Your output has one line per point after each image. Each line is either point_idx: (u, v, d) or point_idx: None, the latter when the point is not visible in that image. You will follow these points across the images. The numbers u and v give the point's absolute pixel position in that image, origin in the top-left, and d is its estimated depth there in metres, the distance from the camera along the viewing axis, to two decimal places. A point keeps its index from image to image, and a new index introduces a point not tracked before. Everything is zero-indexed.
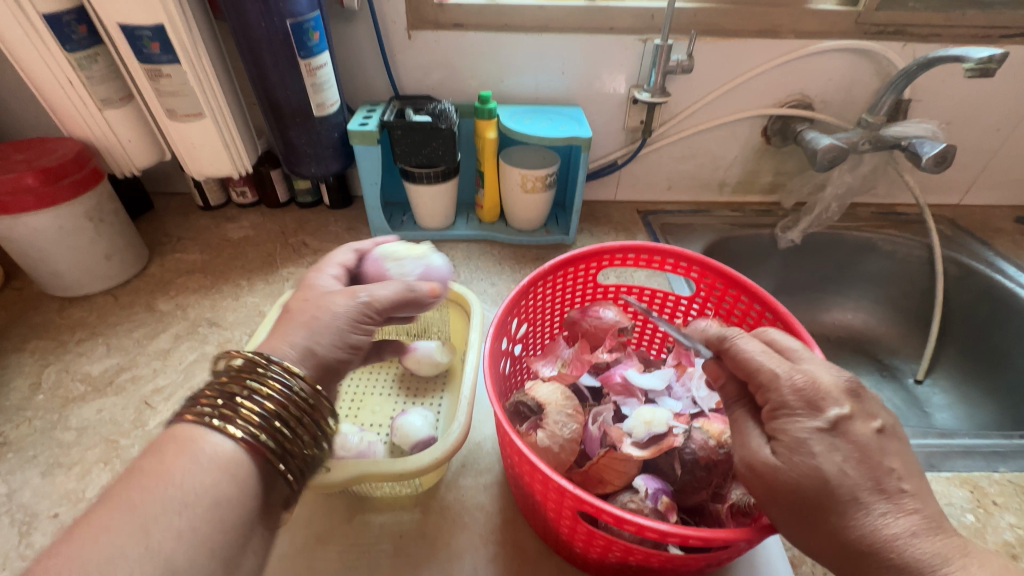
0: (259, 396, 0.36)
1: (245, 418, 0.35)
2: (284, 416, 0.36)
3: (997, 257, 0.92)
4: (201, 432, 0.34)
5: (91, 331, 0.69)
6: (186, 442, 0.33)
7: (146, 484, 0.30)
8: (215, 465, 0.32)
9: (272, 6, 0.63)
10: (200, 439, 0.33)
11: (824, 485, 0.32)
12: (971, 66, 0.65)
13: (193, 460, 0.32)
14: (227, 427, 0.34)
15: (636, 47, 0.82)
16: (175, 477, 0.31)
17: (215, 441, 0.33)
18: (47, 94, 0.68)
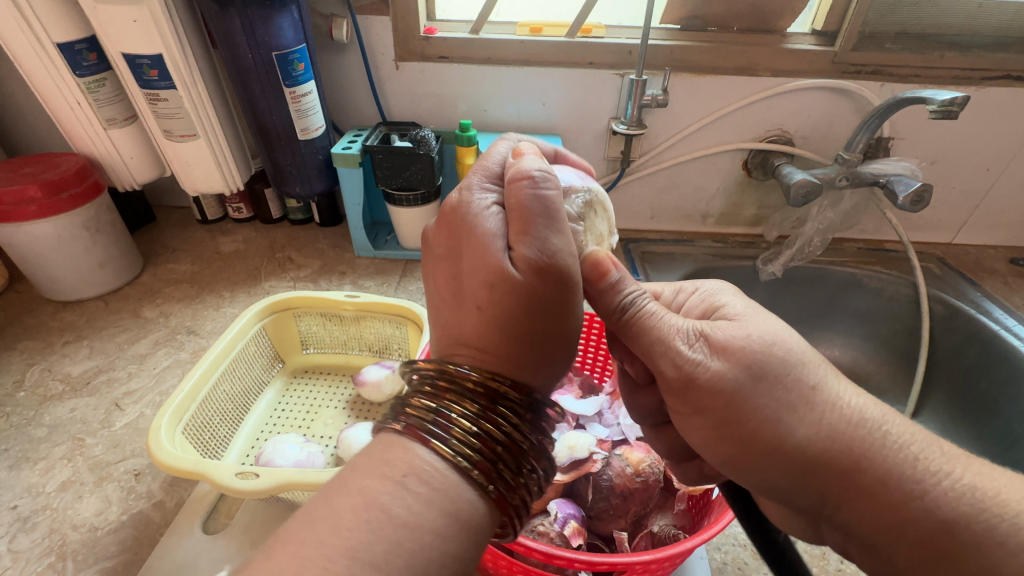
0: (489, 420, 0.31)
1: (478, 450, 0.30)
2: (516, 450, 0.32)
3: (984, 299, 0.88)
4: (430, 460, 0.29)
5: (78, 335, 0.73)
6: (440, 483, 0.29)
7: (384, 525, 0.27)
8: (454, 512, 0.28)
9: (261, 39, 0.68)
10: (444, 474, 0.29)
11: (771, 346, 0.36)
12: (936, 108, 0.67)
13: (430, 498, 0.28)
14: (466, 463, 0.29)
15: (614, 81, 0.84)
16: (416, 516, 0.27)
17: (450, 478, 0.29)
18: (59, 114, 0.74)
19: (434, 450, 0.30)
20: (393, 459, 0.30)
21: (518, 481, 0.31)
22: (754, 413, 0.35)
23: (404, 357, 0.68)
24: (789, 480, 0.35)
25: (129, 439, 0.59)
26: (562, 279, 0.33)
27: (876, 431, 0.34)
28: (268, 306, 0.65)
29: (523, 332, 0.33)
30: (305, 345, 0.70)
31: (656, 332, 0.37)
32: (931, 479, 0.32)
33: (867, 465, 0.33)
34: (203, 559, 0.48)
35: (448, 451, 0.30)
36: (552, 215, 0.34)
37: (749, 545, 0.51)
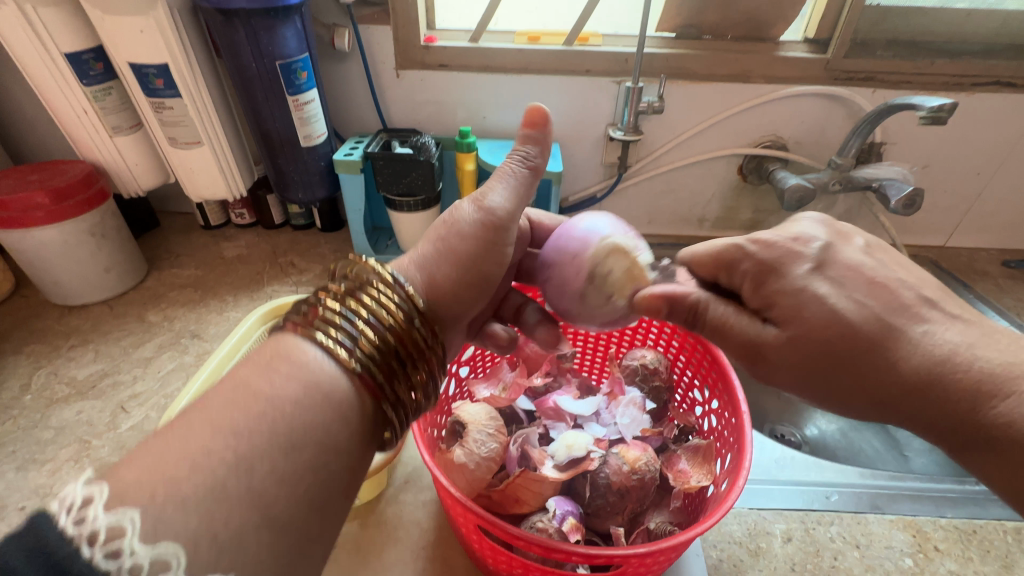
0: (368, 319, 0.36)
1: (361, 348, 0.35)
2: (399, 352, 0.36)
3: (977, 300, 0.89)
4: (301, 349, 0.34)
5: (84, 338, 0.74)
6: (301, 362, 0.33)
7: (254, 405, 0.31)
8: (328, 401, 0.33)
9: (265, 49, 0.70)
10: (320, 364, 0.34)
11: (830, 322, 0.37)
12: (925, 114, 0.68)
13: (304, 382, 0.33)
14: (336, 350, 0.34)
15: (611, 89, 0.86)
16: (291, 402, 0.31)
17: (320, 363, 0.34)
18: (65, 122, 0.75)
19: (318, 343, 0.34)
20: (269, 350, 0.34)
21: (392, 379, 0.36)
22: (835, 358, 0.37)
23: None
24: (864, 409, 0.37)
25: (135, 442, 0.60)
26: (488, 221, 0.43)
27: (961, 357, 0.34)
28: (270, 309, 0.66)
29: (454, 253, 0.43)
30: None
31: (726, 330, 0.42)
32: (1017, 389, 0.32)
33: (951, 390, 0.34)
34: None
35: (333, 348, 0.34)
36: (528, 181, 0.45)
37: (744, 543, 0.52)
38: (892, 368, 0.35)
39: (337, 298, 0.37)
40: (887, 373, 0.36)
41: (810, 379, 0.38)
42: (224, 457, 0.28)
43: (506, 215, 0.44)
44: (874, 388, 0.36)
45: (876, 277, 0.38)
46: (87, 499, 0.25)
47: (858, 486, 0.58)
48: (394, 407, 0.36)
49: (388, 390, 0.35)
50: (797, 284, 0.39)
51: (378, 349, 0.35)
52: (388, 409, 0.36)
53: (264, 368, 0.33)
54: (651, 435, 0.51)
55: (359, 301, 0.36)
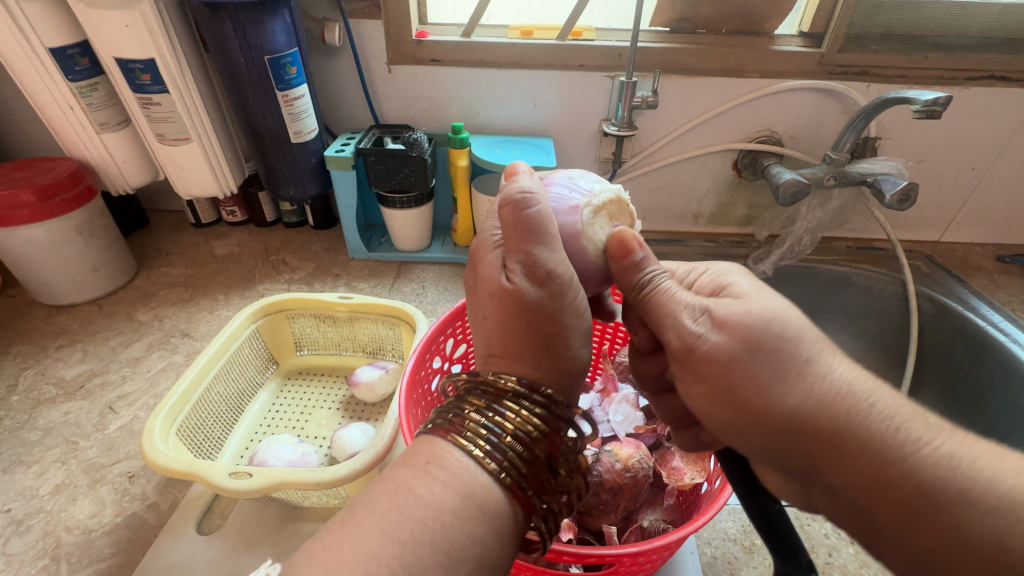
0: (516, 421, 0.33)
1: (512, 459, 0.31)
2: (549, 463, 0.33)
3: (972, 295, 0.89)
4: (447, 451, 0.32)
5: (72, 338, 0.73)
6: (454, 470, 0.30)
7: (414, 510, 0.28)
8: (484, 512, 0.30)
9: (253, 43, 0.69)
10: (477, 479, 0.31)
11: (770, 315, 0.34)
12: (919, 108, 0.68)
13: (457, 497, 0.29)
14: (485, 461, 0.31)
15: (604, 84, 0.85)
16: (450, 513, 0.29)
17: (468, 472, 0.31)
18: (51, 118, 0.74)
19: (466, 451, 0.31)
20: (420, 452, 0.32)
21: (545, 488, 0.32)
22: (742, 371, 0.33)
23: (398, 358, 0.68)
24: (766, 440, 0.33)
25: (124, 442, 0.59)
26: (553, 295, 0.35)
27: (870, 403, 0.31)
28: (260, 308, 0.65)
29: (539, 331, 0.36)
30: (299, 346, 0.70)
31: (666, 303, 0.37)
32: (923, 445, 0.30)
33: (849, 426, 0.31)
34: (197, 560, 0.48)
35: (485, 458, 0.31)
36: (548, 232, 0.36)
37: (739, 540, 0.52)
38: (786, 396, 0.32)
39: (482, 405, 0.34)
40: (799, 400, 0.32)
41: (734, 374, 0.33)
42: (393, 564, 0.26)
43: (569, 277, 0.36)
44: (798, 409, 0.32)
45: (796, 309, 0.35)
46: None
47: None
48: (545, 517, 0.32)
49: (541, 501, 0.32)
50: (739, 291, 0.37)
51: (525, 460, 0.32)
52: (537, 522, 0.32)
53: (421, 475, 0.30)
54: (644, 432, 0.50)
55: (502, 411, 0.33)
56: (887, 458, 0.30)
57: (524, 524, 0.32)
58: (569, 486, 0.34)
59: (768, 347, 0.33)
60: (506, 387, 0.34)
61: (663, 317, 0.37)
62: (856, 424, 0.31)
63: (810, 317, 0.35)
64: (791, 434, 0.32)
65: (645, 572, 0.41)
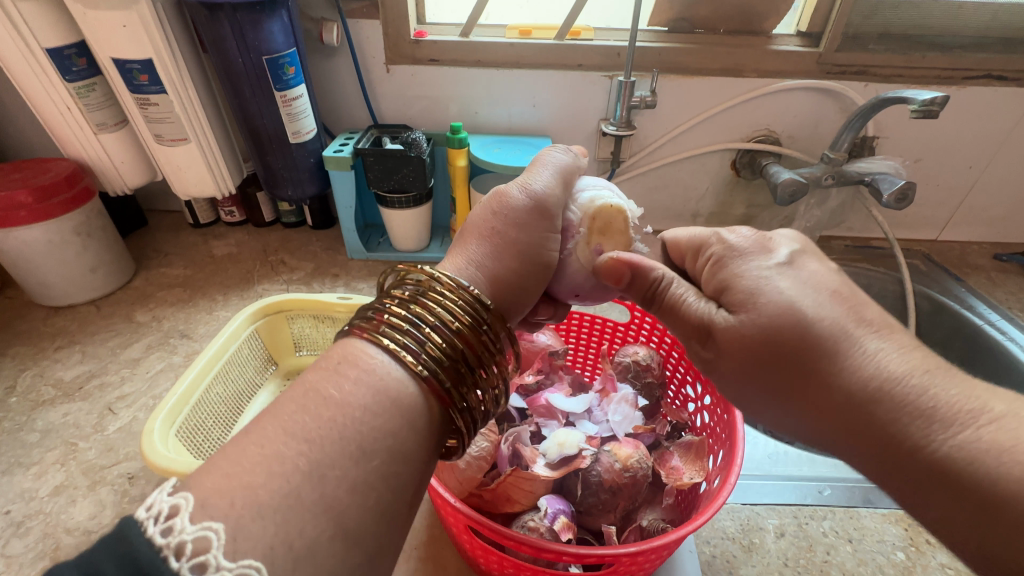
0: (433, 320, 0.34)
1: (430, 349, 0.33)
2: (467, 356, 0.34)
3: (969, 294, 0.89)
4: (367, 351, 0.32)
5: (71, 339, 0.73)
6: (368, 365, 0.31)
7: (324, 411, 0.29)
8: (393, 399, 0.31)
9: (251, 44, 0.69)
10: (388, 369, 0.32)
11: (781, 319, 0.36)
12: (917, 108, 0.68)
13: (369, 387, 0.30)
14: (402, 354, 0.32)
15: (603, 83, 0.85)
16: (360, 406, 0.29)
17: (386, 368, 0.32)
18: (48, 119, 0.74)
19: (384, 349, 0.32)
20: (334, 354, 0.33)
21: (460, 380, 0.34)
22: (792, 357, 0.36)
23: None
24: (813, 422, 0.36)
25: (123, 443, 0.59)
26: (541, 211, 0.44)
27: (882, 389, 0.32)
28: (259, 308, 0.65)
29: (507, 240, 0.42)
30: (298, 347, 0.70)
31: (681, 313, 0.42)
32: (934, 431, 0.30)
33: (877, 419, 0.32)
34: None
35: (403, 350, 0.32)
36: (562, 173, 0.47)
37: (738, 538, 0.52)
38: (832, 384, 0.34)
39: (408, 301, 0.35)
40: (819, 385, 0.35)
41: (751, 371, 0.38)
42: (298, 463, 0.26)
43: (555, 202, 0.45)
44: (840, 407, 0.34)
45: (818, 292, 0.36)
46: (174, 507, 0.23)
47: (851, 481, 0.58)
48: (460, 408, 0.34)
49: (456, 393, 0.33)
50: (754, 277, 0.38)
51: (441, 352, 0.33)
52: (453, 411, 0.33)
53: (334, 372, 0.31)
54: (643, 432, 0.50)
55: (427, 308, 0.34)
56: (908, 449, 0.31)
57: (443, 416, 0.33)
58: (484, 377, 0.35)
59: (791, 344, 0.35)
60: (434, 282, 0.36)
61: (686, 327, 0.42)
62: (880, 418, 0.32)
63: (834, 307, 0.35)
64: (818, 413, 0.35)
65: (645, 571, 0.41)
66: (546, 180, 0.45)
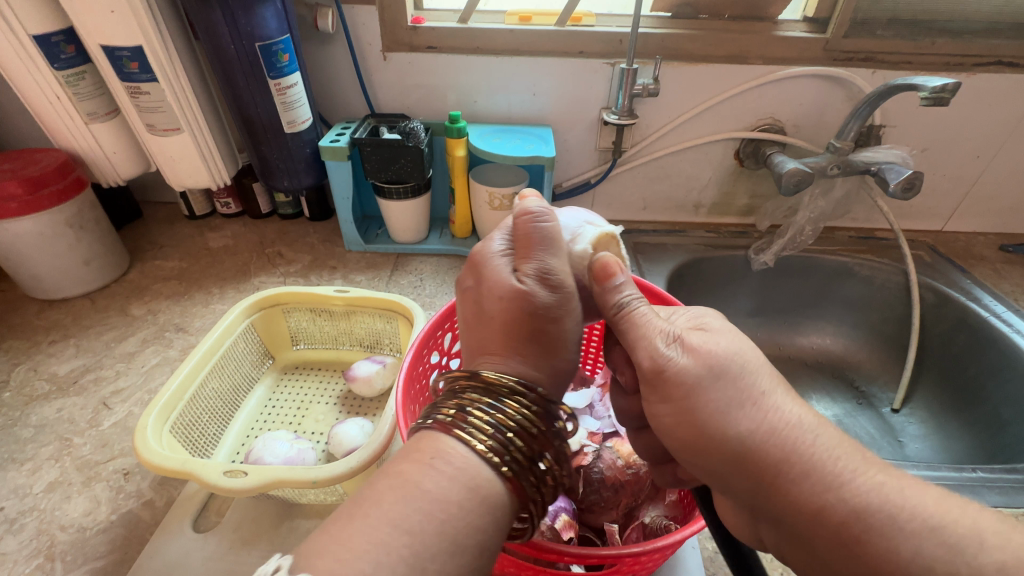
0: (508, 411, 0.33)
1: (511, 446, 0.32)
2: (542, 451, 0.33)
3: (974, 285, 0.88)
4: (446, 442, 0.31)
5: (65, 333, 0.72)
6: (457, 462, 0.30)
7: (421, 501, 0.28)
8: (479, 494, 0.30)
9: (243, 30, 0.67)
10: (474, 466, 0.30)
11: (727, 361, 0.35)
12: (927, 95, 0.67)
13: (458, 484, 0.29)
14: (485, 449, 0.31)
15: (604, 71, 0.83)
16: (446, 493, 0.29)
17: (468, 460, 0.30)
18: (37, 108, 0.72)
19: (463, 440, 0.31)
20: (421, 447, 0.32)
21: (536, 476, 0.32)
22: (704, 409, 0.34)
23: (394, 351, 0.68)
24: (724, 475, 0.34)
25: (118, 438, 0.58)
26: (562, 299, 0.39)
27: (786, 442, 0.32)
28: (255, 302, 0.64)
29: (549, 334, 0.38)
30: (295, 341, 0.70)
31: (641, 328, 0.38)
32: (839, 481, 0.31)
33: (785, 474, 0.31)
34: (193, 557, 0.48)
35: (486, 446, 0.31)
36: (552, 242, 0.40)
37: None
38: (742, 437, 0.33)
39: (486, 395, 0.34)
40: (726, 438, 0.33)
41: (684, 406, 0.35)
42: (403, 556, 0.26)
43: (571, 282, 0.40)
44: (762, 453, 0.32)
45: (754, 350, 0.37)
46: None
47: None
48: (539, 504, 0.32)
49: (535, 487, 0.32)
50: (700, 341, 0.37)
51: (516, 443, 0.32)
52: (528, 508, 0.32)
53: (421, 462, 0.30)
54: None
55: (505, 405, 0.33)
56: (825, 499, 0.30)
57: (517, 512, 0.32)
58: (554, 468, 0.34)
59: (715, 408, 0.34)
60: (504, 382, 0.35)
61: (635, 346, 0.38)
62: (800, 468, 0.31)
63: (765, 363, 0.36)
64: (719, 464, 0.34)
65: (647, 569, 0.40)
66: (553, 261, 0.39)
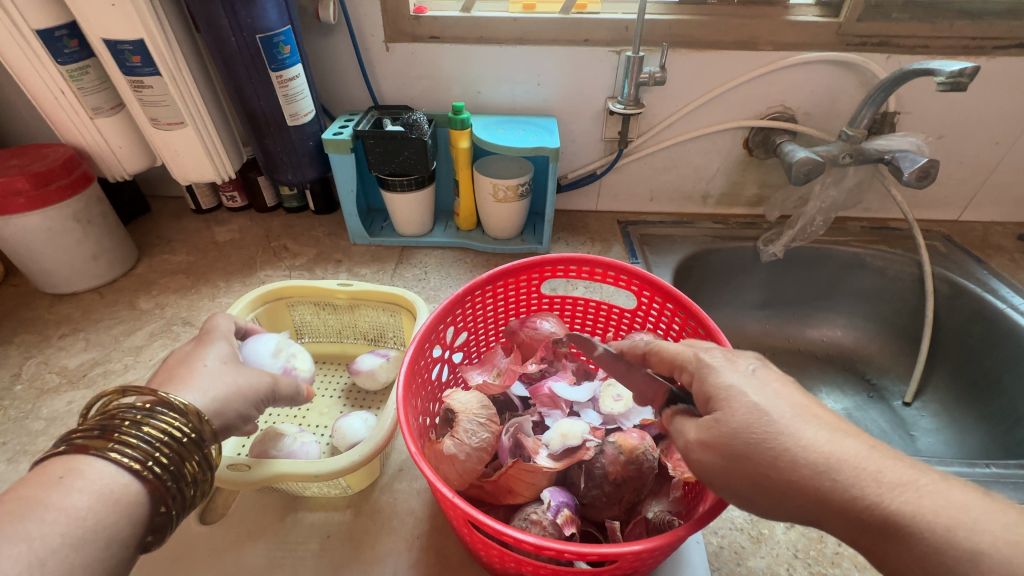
0: (155, 423, 0.36)
1: (156, 455, 0.35)
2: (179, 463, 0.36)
3: (990, 276, 0.86)
4: (75, 459, 0.33)
5: (74, 327, 0.73)
6: (79, 479, 0.32)
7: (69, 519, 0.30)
8: (124, 499, 0.33)
9: (244, 22, 0.66)
10: (120, 481, 0.33)
11: (749, 429, 0.33)
12: (944, 80, 0.64)
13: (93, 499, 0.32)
14: (110, 453, 0.34)
15: (610, 59, 0.81)
16: (73, 516, 0.30)
17: (93, 468, 0.33)
18: (43, 104, 0.72)
19: (99, 462, 0.33)
20: (56, 468, 0.32)
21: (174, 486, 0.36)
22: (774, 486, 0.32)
23: (398, 346, 0.68)
24: (762, 506, 0.33)
25: None
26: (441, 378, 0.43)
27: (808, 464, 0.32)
28: (257, 297, 0.64)
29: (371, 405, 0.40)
30: (300, 334, 0.70)
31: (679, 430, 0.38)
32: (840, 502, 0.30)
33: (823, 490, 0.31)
34: (201, 549, 0.48)
35: (127, 458, 0.34)
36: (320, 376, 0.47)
37: (745, 529, 0.51)
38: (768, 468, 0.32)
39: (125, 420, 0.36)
40: (757, 474, 0.33)
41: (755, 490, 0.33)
42: None
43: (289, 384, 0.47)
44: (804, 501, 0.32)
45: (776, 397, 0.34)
46: None
47: None
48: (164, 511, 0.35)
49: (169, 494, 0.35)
50: (721, 387, 0.36)
51: (162, 454, 0.35)
52: (175, 506, 0.36)
53: (42, 490, 0.31)
54: (650, 424, 0.49)
55: (150, 424, 0.36)
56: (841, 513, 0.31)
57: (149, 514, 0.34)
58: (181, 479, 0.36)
59: (744, 451, 0.33)
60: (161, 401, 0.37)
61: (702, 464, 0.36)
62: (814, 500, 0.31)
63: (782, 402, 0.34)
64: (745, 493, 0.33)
65: (647, 565, 0.39)
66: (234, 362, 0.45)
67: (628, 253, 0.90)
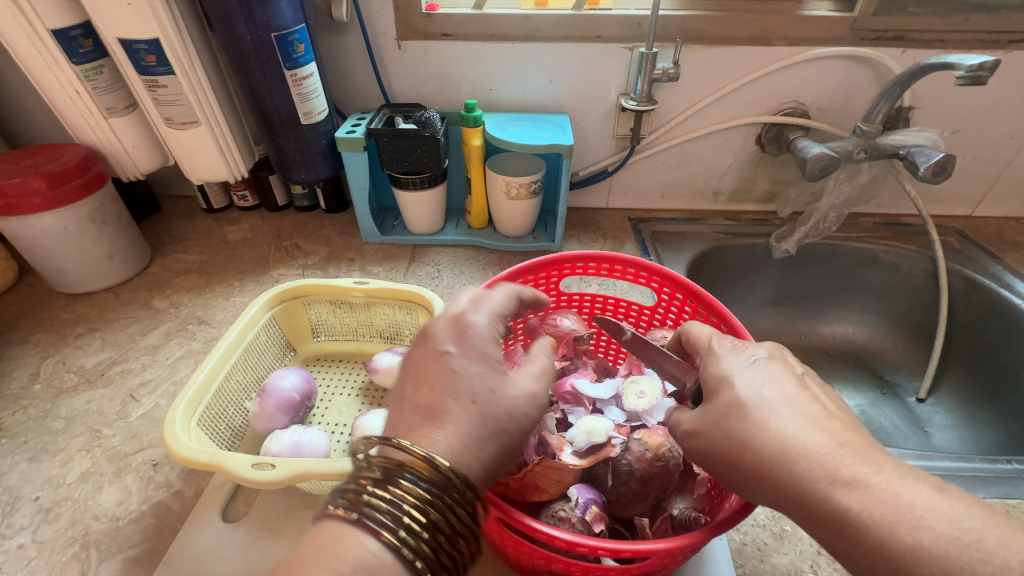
0: (405, 485, 0.32)
1: (417, 529, 0.31)
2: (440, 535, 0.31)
3: (1006, 272, 0.86)
4: (342, 528, 0.30)
5: (90, 326, 0.73)
6: (346, 554, 0.29)
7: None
8: None
9: (259, 21, 0.66)
10: (379, 555, 0.29)
11: (733, 412, 0.35)
12: (963, 74, 0.64)
13: (350, 572, 0.28)
14: (374, 526, 0.30)
15: (623, 56, 0.81)
16: None
17: (361, 541, 0.30)
18: (58, 104, 0.72)
19: (368, 532, 0.30)
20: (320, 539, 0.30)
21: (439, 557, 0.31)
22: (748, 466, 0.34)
23: (414, 343, 0.68)
24: (751, 491, 0.34)
25: (146, 430, 0.59)
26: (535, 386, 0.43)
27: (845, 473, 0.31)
28: (276, 295, 0.64)
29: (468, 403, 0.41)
30: (315, 333, 0.70)
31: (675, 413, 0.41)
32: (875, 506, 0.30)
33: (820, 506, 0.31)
34: (224, 547, 0.49)
35: (388, 533, 0.30)
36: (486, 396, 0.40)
37: (768, 526, 0.51)
38: (749, 452, 0.34)
39: (377, 483, 0.32)
40: (737, 453, 0.34)
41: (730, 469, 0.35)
42: None
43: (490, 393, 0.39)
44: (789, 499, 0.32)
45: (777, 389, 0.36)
46: None
47: None
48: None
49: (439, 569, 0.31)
50: (719, 374, 0.38)
51: (426, 523, 0.31)
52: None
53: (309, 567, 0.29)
54: None
55: (400, 490, 0.31)
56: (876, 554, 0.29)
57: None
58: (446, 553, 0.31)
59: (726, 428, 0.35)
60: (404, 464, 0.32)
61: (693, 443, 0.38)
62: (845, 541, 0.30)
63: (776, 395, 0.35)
64: (725, 478, 0.36)
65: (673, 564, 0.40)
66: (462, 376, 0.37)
67: (641, 250, 0.90)
